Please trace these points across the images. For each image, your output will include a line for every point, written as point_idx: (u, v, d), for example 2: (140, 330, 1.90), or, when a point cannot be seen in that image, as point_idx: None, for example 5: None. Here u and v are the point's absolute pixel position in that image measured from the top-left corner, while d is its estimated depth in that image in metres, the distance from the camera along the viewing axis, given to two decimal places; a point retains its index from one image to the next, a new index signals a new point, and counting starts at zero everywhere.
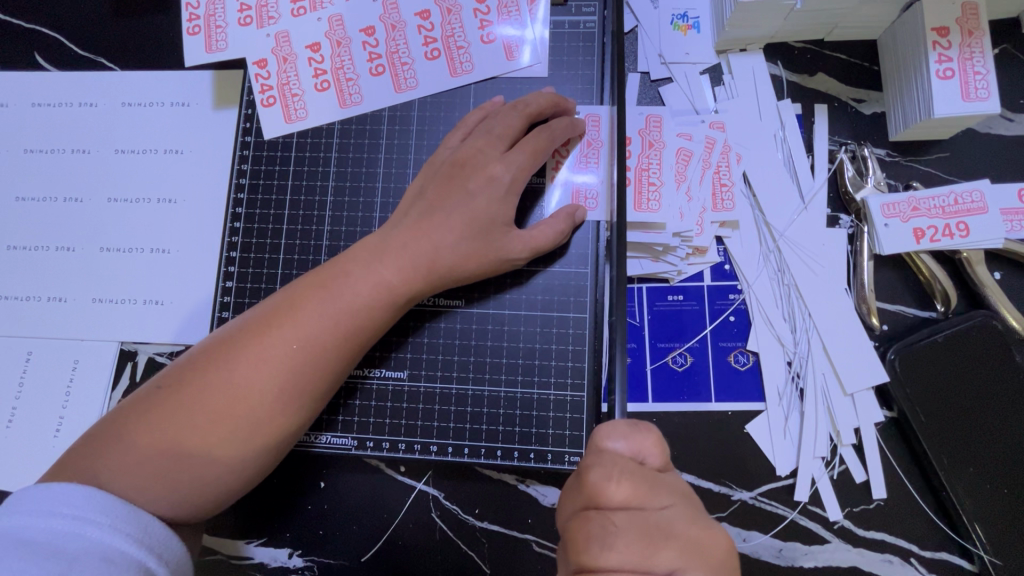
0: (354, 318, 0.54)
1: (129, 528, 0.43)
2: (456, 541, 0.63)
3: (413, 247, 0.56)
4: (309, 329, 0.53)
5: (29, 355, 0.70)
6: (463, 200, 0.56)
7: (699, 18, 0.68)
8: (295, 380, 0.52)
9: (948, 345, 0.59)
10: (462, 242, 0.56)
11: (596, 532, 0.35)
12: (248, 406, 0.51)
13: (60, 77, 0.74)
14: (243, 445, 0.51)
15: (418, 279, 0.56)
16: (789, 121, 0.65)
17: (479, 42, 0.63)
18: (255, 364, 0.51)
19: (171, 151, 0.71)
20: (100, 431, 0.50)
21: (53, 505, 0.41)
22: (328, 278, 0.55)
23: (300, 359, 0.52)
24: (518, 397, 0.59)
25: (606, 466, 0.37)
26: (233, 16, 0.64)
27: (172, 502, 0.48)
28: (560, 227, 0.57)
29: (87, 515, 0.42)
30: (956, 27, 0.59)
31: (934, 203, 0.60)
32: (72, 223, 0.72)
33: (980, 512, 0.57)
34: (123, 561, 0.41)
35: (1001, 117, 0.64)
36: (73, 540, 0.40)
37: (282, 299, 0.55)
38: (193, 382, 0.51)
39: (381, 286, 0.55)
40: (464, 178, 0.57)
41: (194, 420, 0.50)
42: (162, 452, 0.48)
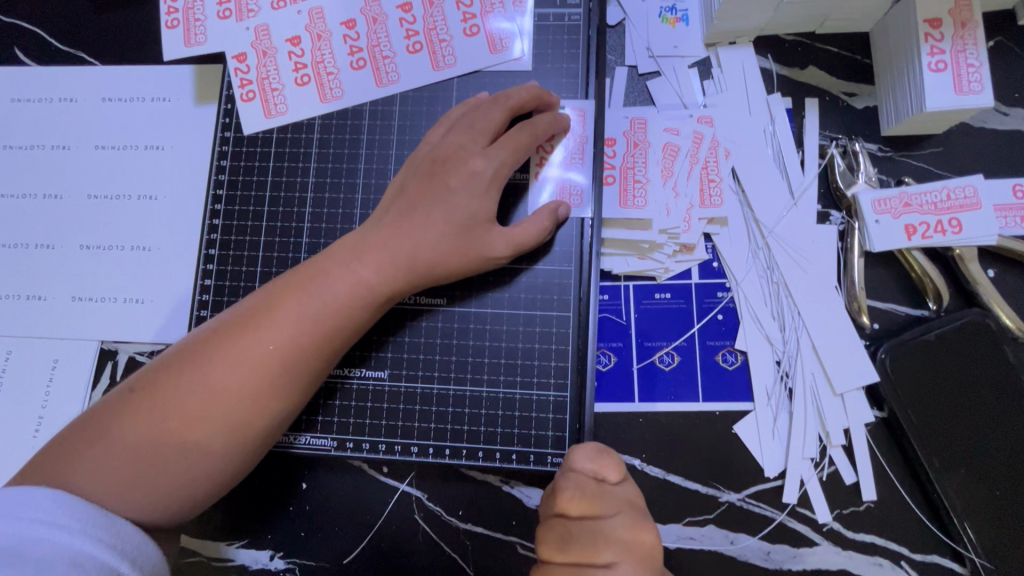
0: (333, 318, 0.53)
1: (98, 533, 0.42)
2: (439, 543, 0.62)
3: (394, 245, 0.54)
4: (288, 330, 0.52)
5: (8, 355, 0.69)
6: (444, 197, 0.55)
7: (688, 11, 0.67)
8: (272, 381, 0.51)
9: (939, 344, 0.58)
10: (443, 240, 0.55)
11: (553, 538, 0.40)
12: (226, 408, 0.50)
13: (39, 72, 0.73)
14: (220, 448, 0.50)
15: (398, 276, 0.54)
16: (779, 116, 0.64)
17: (463, 36, 0.62)
18: (232, 365, 0.50)
19: (151, 147, 0.70)
20: (72, 435, 0.48)
21: (18, 509, 0.40)
22: (308, 277, 0.54)
23: (279, 361, 0.51)
24: (501, 397, 0.58)
25: (566, 483, 0.42)
26: (212, 9, 0.63)
27: (146, 508, 0.47)
28: (543, 224, 0.56)
29: (55, 519, 0.41)
30: (948, 18, 0.57)
31: (926, 198, 0.59)
32: (51, 221, 0.70)
33: (971, 514, 0.56)
34: (93, 567, 0.40)
35: (995, 111, 0.62)
36: (40, 545, 0.39)
37: (259, 299, 0.54)
38: (168, 385, 0.50)
39: (361, 285, 0.54)
40: (446, 175, 0.56)
41: (171, 423, 0.49)
42: (137, 457, 0.47)
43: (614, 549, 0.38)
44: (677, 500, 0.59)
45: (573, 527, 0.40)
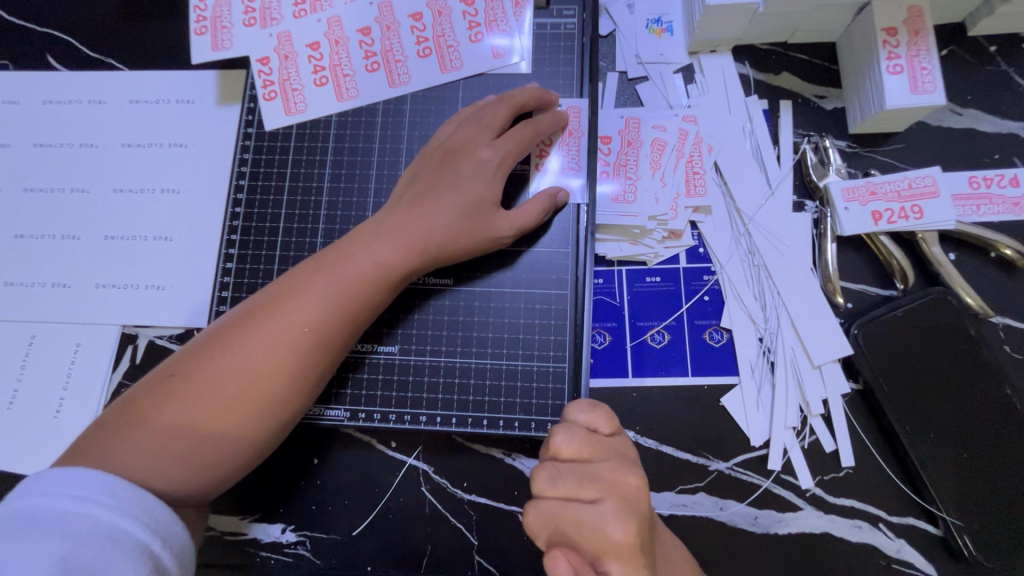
0: (352, 299, 0.57)
1: (135, 510, 0.46)
2: (445, 514, 0.65)
3: (408, 227, 0.59)
4: (318, 311, 0.56)
5: (32, 340, 0.72)
6: (454, 184, 0.60)
7: (673, 23, 0.73)
8: (297, 360, 0.55)
9: (908, 319, 0.63)
10: (453, 222, 0.59)
11: (546, 475, 0.45)
12: (263, 385, 0.54)
13: (72, 77, 0.79)
14: (259, 422, 0.54)
15: (409, 258, 0.59)
16: (757, 116, 0.70)
17: (469, 44, 0.68)
18: (260, 346, 0.54)
19: (175, 144, 0.75)
20: (116, 418, 0.52)
21: (64, 489, 0.45)
22: (332, 261, 0.58)
23: (304, 341, 0.55)
24: (505, 368, 0.63)
25: (560, 430, 0.47)
26: (238, 17, 0.69)
27: (182, 482, 0.51)
28: (542, 207, 0.61)
29: (96, 498, 0.45)
30: (903, 28, 0.64)
31: (891, 187, 0.65)
32: (77, 214, 0.75)
33: (941, 476, 0.60)
34: (126, 545, 0.44)
35: (950, 111, 0.69)
36: (81, 522, 0.43)
37: (282, 284, 0.58)
38: (201, 366, 0.53)
39: (381, 266, 0.58)
40: (456, 164, 0.61)
41: (212, 401, 0.52)
42: (186, 434, 0.51)
43: (599, 485, 0.44)
44: (669, 470, 0.63)
45: (564, 467, 0.45)
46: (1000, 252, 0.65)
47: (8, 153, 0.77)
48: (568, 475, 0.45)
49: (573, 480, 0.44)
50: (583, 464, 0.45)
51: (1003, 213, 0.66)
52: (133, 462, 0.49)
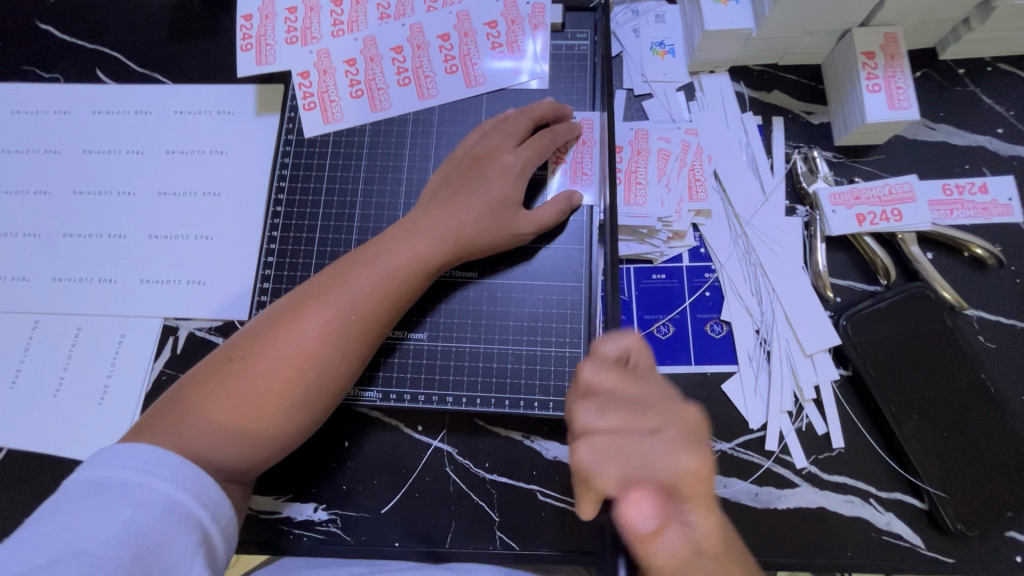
0: (394, 290, 0.63)
1: (188, 484, 0.50)
2: (468, 492, 0.69)
3: (441, 222, 0.65)
4: (362, 301, 0.61)
5: (78, 332, 0.77)
6: (482, 186, 0.67)
7: (675, 45, 0.81)
8: (342, 345, 0.60)
9: (891, 310, 0.69)
10: (481, 219, 0.65)
11: (593, 409, 0.45)
12: (314, 367, 0.59)
13: (120, 90, 0.85)
14: (310, 402, 0.59)
15: (444, 254, 0.65)
16: (751, 129, 0.77)
17: (490, 63, 0.75)
18: (310, 332, 0.59)
19: (216, 151, 0.82)
20: (180, 399, 0.57)
21: (130, 461, 0.50)
22: (373, 255, 0.64)
23: (349, 328, 0.61)
24: (525, 353, 0.69)
25: (588, 363, 0.49)
26: (281, 36, 0.76)
27: (238, 455, 0.56)
28: (559, 208, 0.68)
29: (155, 471, 0.50)
30: (880, 52, 0.72)
31: (873, 193, 0.72)
32: (123, 215, 0.80)
33: (924, 452, 0.65)
34: (179, 516, 0.48)
35: (924, 126, 0.77)
36: (143, 491, 0.48)
37: (326, 276, 0.63)
38: (256, 350, 0.59)
39: (419, 260, 0.64)
40: (483, 168, 0.67)
41: (268, 382, 0.58)
42: (247, 413, 0.57)
43: (655, 416, 0.45)
44: None
45: (610, 398, 0.46)
46: (972, 252, 0.72)
47: (58, 158, 0.83)
48: (616, 408, 0.45)
49: (623, 410, 0.45)
50: (623, 394, 0.47)
51: (974, 217, 0.73)
52: (195, 437, 0.55)
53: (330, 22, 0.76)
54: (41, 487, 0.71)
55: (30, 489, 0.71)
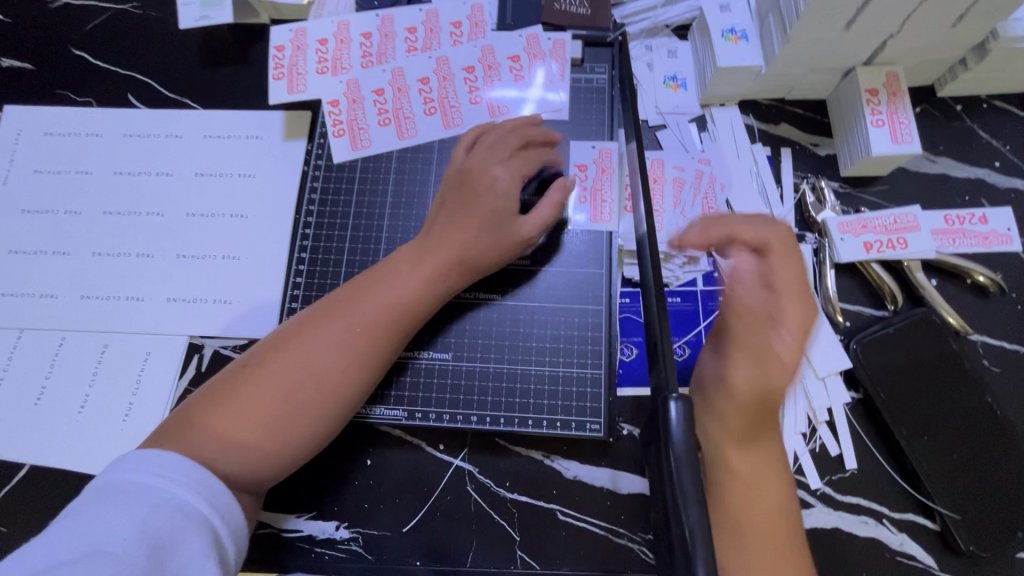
0: (402, 309, 0.65)
1: (198, 486, 0.51)
2: (489, 511, 0.70)
3: (449, 245, 0.67)
4: (371, 316, 0.63)
5: (104, 348, 0.78)
6: (478, 203, 0.69)
7: (686, 79, 0.85)
8: (353, 358, 0.62)
9: (899, 335, 0.72)
10: (480, 235, 0.68)
11: (773, 274, 0.60)
12: (322, 380, 0.61)
13: (151, 114, 0.88)
14: (316, 415, 0.60)
15: (454, 269, 0.67)
16: (761, 160, 0.81)
17: (501, 91, 0.80)
18: (326, 340, 0.62)
19: (244, 174, 0.84)
20: (191, 409, 0.58)
21: (144, 467, 0.51)
22: (383, 274, 0.67)
23: (364, 339, 0.63)
24: (548, 373, 0.72)
25: (779, 251, 0.61)
26: (312, 66, 0.80)
27: (248, 461, 0.57)
28: (556, 205, 0.71)
29: (166, 475, 0.51)
30: (883, 89, 0.76)
31: (879, 222, 0.75)
32: (151, 235, 0.82)
33: (936, 474, 0.67)
34: (192, 519, 0.50)
35: (925, 158, 0.80)
36: (156, 494, 0.49)
37: (345, 290, 0.66)
38: (272, 356, 0.61)
39: (426, 279, 0.66)
40: (473, 184, 0.70)
41: (278, 393, 0.59)
42: (255, 423, 0.58)
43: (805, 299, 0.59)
44: None
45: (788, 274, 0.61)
46: (974, 279, 0.75)
47: (89, 179, 0.85)
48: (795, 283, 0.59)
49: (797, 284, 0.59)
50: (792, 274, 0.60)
51: (975, 245, 0.76)
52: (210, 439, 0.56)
53: (360, 54, 0.80)
54: (64, 504, 0.72)
55: (54, 507, 0.72)
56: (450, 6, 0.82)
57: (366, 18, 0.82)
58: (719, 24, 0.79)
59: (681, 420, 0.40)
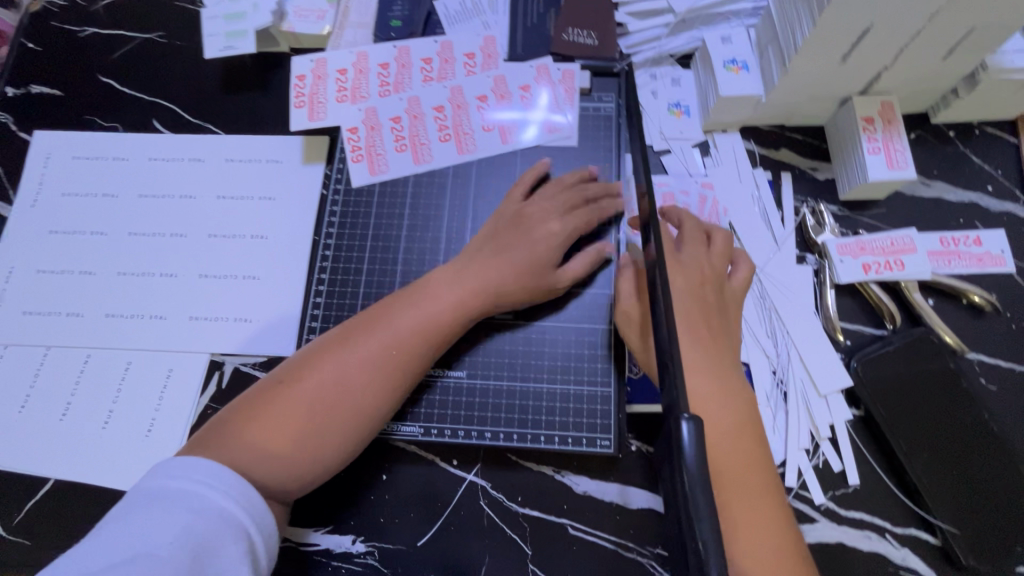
0: (434, 331, 0.67)
1: (238, 495, 0.54)
2: (502, 526, 0.72)
3: (482, 274, 0.70)
4: (405, 338, 0.66)
5: (128, 366, 0.80)
6: (525, 243, 0.72)
7: (690, 106, 0.88)
8: (387, 377, 0.65)
9: (897, 353, 0.74)
10: (518, 277, 0.71)
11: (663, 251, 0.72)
12: (357, 398, 0.63)
13: (174, 139, 0.92)
14: (350, 431, 0.63)
15: (481, 294, 0.70)
16: (762, 184, 0.84)
17: (501, 114, 0.84)
18: (358, 359, 0.64)
19: (264, 197, 0.87)
20: (231, 418, 0.61)
21: (191, 472, 0.53)
22: (418, 295, 0.69)
23: (394, 359, 0.65)
24: (559, 391, 0.74)
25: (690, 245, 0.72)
26: (332, 95, 0.86)
27: (278, 475, 0.59)
28: (589, 261, 0.74)
29: (213, 483, 0.53)
30: (878, 117, 0.79)
31: (877, 244, 0.78)
32: (175, 256, 0.85)
33: (936, 489, 0.69)
34: (232, 526, 0.52)
35: (921, 183, 0.84)
36: (198, 501, 0.52)
37: (375, 309, 0.69)
38: (307, 372, 0.63)
39: (458, 304, 0.69)
40: (525, 229, 0.74)
41: (314, 408, 0.62)
42: (292, 437, 0.60)
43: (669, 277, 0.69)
44: None
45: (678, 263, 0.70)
46: (970, 299, 0.78)
47: (114, 202, 0.88)
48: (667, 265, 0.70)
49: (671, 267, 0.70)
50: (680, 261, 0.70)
51: (970, 266, 0.79)
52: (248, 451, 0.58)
53: (378, 83, 0.86)
54: (89, 517, 0.74)
55: (79, 521, 0.74)
56: (464, 39, 0.88)
57: (383, 49, 0.88)
58: (721, 55, 0.83)
59: (692, 440, 0.42)
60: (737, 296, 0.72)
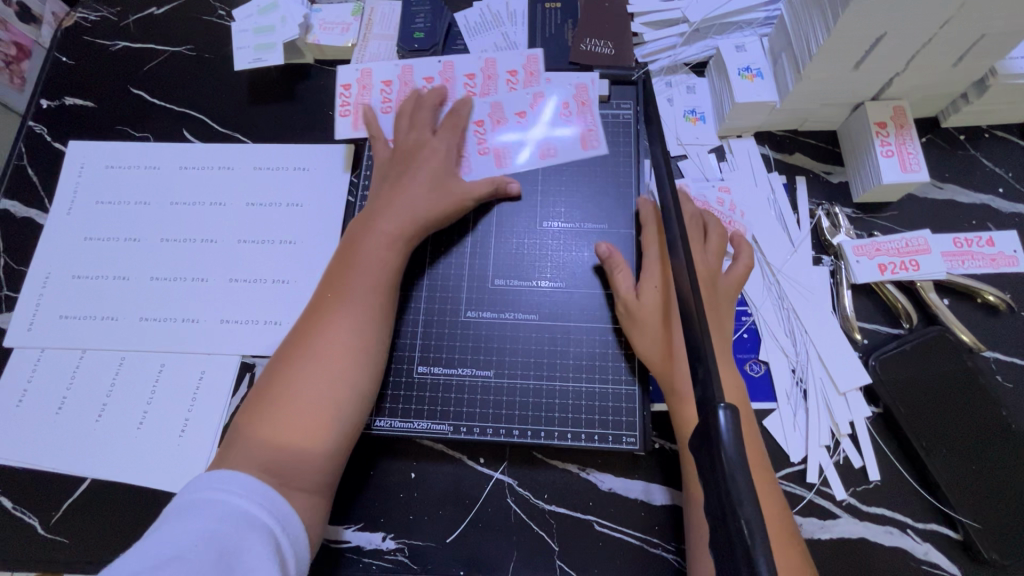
0: (381, 271, 0.73)
1: (257, 497, 0.56)
2: (530, 523, 0.73)
3: (394, 205, 0.76)
4: (362, 284, 0.72)
5: (161, 367, 0.83)
6: (410, 161, 0.80)
7: (705, 113, 0.91)
8: (358, 326, 0.69)
9: (915, 352, 0.76)
10: (424, 191, 0.78)
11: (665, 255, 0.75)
12: (339, 352, 0.67)
13: (204, 148, 0.94)
14: (348, 386, 0.67)
15: (412, 235, 0.76)
16: (777, 188, 0.86)
17: (508, 133, 0.87)
18: (331, 322, 0.69)
19: (292, 204, 0.90)
20: (243, 422, 0.64)
21: (229, 484, 0.56)
22: (353, 248, 0.74)
23: (363, 313, 0.70)
24: (585, 390, 0.76)
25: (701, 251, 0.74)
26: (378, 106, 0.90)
27: (315, 446, 0.63)
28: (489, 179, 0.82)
29: (251, 495, 0.56)
30: (890, 122, 0.81)
31: (892, 245, 0.80)
32: (206, 261, 0.88)
33: (957, 484, 0.70)
34: (256, 526, 0.54)
35: (933, 185, 0.86)
36: (225, 506, 0.54)
37: (325, 282, 0.73)
38: (293, 356, 0.67)
39: (383, 235, 0.74)
40: (406, 152, 0.81)
41: (309, 377, 0.65)
42: (296, 411, 0.64)
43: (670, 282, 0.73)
44: None
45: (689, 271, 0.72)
46: (985, 298, 0.79)
47: (147, 209, 0.91)
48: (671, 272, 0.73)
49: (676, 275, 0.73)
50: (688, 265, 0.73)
51: (983, 266, 0.81)
52: (270, 450, 0.61)
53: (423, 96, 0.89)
54: (128, 516, 0.76)
55: (118, 519, 0.76)
56: (508, 56, 0.90)
57: (429, 64, 0.91)
58: (736, 63, 0.86)
59: (730, 429, 0.43)
60: (731, 290, 0.74)
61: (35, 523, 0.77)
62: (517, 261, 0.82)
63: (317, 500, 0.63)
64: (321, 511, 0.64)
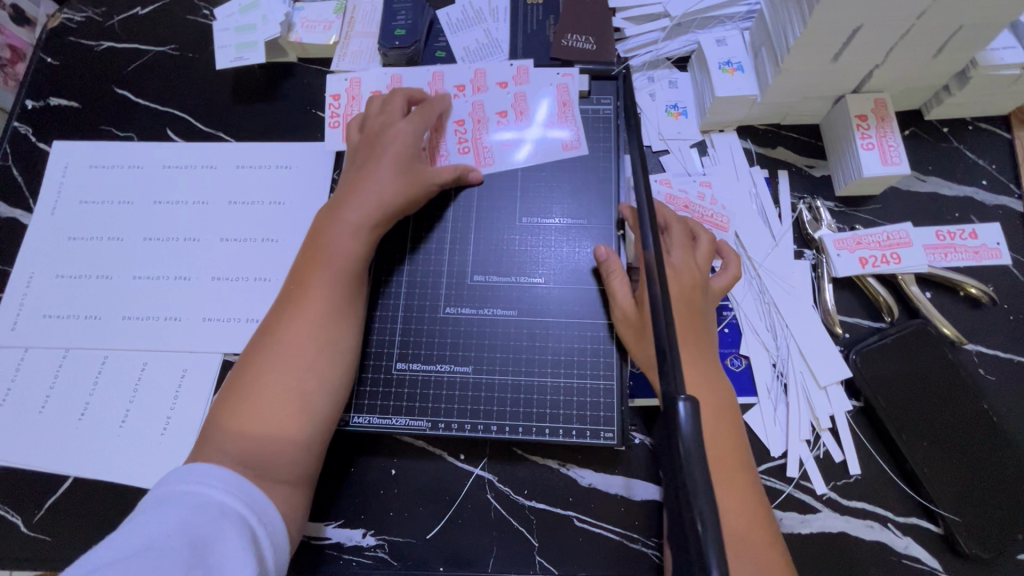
0: (347, 261, 0.72)
1: (232, 489, 0.57)
2: (509, 519, 0.73)
3: (362, 194, 0.75)
4: (328, 276, 0.71)
5: (144, 365, 0.83)
6: (379, 148, 0.78)
7: (687, 108, 0.90)
8: (325, 318, 0.69)
9: (896, 345, 0.75)
10: (393, 179, 0.76)
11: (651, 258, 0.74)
12: (308, 345, 0.67)
13: (188, 146, 0.95)
14: (317, 380, 0.66)
15: (380, 221, 0.75)
16: (759, 182, 0.86)
17: (499, 134, 0.87)
18: (300, 314, 0.68)
19: (274, 202, 0.90)
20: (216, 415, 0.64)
21: (203, 476, 0.57)
22: (319, 239, 0.73)
23: (332, 305, 0.70)
24: (563, 385, 0.76)
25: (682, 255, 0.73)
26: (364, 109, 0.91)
27: (287, 440, 0.63)
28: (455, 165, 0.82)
29: (227, 487, 0.57)
30: (871, 115, 0.81)
31: (873, 238, 0.80)
32: (189, 259, 0.88)
33: (938, 478, 0.70)
34: (231, 517, 0.54)
35: (915, 178, 0.85)
36: (201, 498, 0.55)
37: (293, 275, 0.72)
38: (262, 349, 0.67)
39: (349, 224, 0.73)
40: (374, 139, 0.79)
41: (277, 370, 0.65)
42: (265, 404, 0.64)
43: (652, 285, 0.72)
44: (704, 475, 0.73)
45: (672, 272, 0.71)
46: (967, 291, 0.79)
47: (130, 208, 0.91)
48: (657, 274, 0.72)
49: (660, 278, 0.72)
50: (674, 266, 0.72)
51: (966, 259, 0.80)
52: (245, 444, 0.61)
53: None
54: (111, 514, 0.76)
55: (101, 517, 0.76)
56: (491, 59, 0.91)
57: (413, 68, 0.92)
58: (716, 57, 0.85)
59: (690, 419, 0.43)
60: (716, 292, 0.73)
61: (18, 521, 0.77)
62: (496, 256, 0.82)
63: (293, 496, 0.64)
64: (299, 506, 0.65)
